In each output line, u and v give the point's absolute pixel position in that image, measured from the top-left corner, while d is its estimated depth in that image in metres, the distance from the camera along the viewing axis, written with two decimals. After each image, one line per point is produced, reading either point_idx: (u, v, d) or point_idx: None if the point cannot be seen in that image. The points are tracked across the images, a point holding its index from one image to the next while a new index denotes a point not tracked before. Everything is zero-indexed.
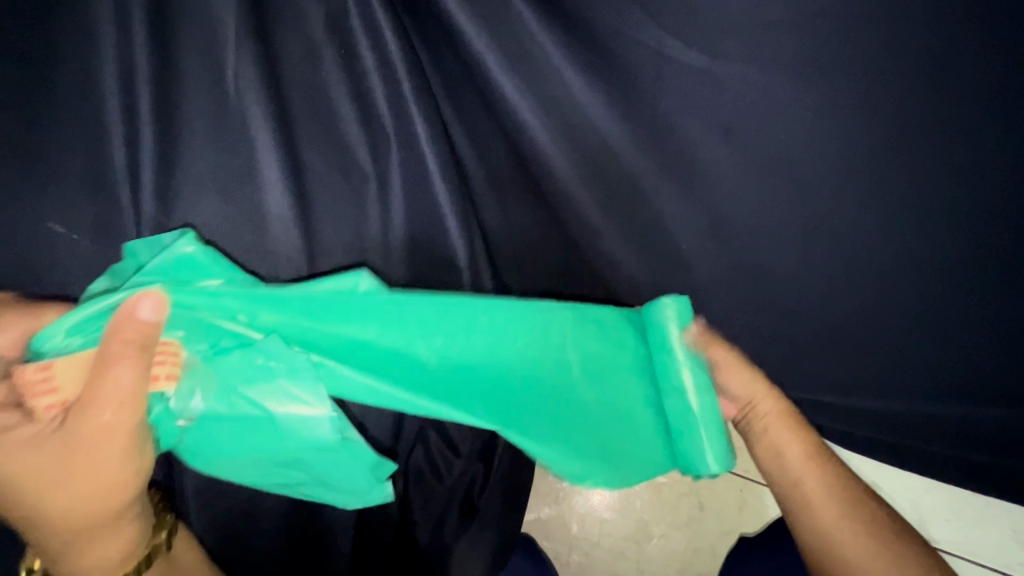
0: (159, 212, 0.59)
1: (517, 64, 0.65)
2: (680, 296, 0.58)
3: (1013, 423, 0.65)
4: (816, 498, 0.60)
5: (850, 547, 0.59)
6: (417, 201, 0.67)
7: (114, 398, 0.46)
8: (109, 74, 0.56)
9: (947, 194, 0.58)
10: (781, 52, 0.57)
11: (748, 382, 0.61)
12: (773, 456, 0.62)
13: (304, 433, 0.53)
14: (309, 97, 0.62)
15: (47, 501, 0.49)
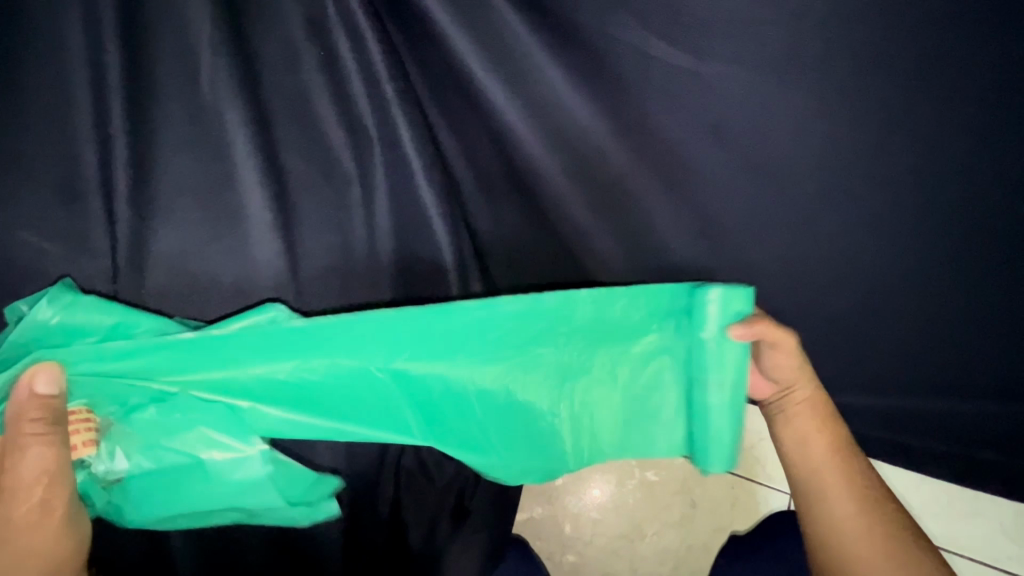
0: (128, 221, 0.55)
1: (500, 64, 0.62)
2: (745, 288, 0.53)
3: (993, 416, 0.67)
4: (831, 493, 0.58)
5: (859, 546, 0.57)
6: (402, 206, 0.64)
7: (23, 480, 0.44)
8: (73, 72, 0.52)
9: (937, 196, 0.58)
10: (768, 53, 0.55)
11: (795, 369, 0.58)
12: (795, 446, 0.60)
13: (234, 474, 0.52)
14: (289, 98, 0.59)
15: None
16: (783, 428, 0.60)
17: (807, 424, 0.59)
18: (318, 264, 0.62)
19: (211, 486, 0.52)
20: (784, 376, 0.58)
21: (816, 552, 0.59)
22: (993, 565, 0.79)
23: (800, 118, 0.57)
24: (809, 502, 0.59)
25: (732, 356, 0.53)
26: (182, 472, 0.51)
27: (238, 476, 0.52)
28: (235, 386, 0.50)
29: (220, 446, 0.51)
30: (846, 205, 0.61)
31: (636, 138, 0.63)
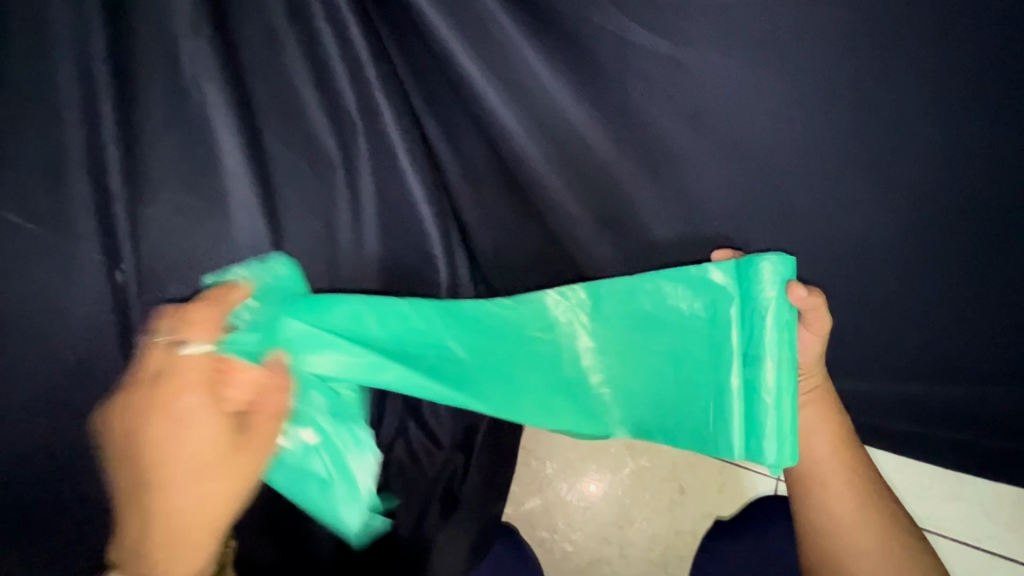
0: (90, 209, 0.51)
1: (483, 50, 0.62)
2: (784, 255, 0.51)
3: (963, 399, 0.70)
4: (831, 487, 0.59)
5: (854, 540, 0.58)
6: (389, 193, 0.65)
7: (272, 417, 0.46)
8: (33, 53, 0.49)
9: (918, 183, 0.58)
10: (749, 39, 0.55)
11: (807, 359, 0.58)
12: (802, 438, 0.60)
13: (357, 475, 0.52)
14: (271, 84, 0.58)
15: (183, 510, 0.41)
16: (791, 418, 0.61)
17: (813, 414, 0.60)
18: (305, 250, 0.62)
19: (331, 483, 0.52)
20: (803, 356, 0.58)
21: (809, 539, 0.60)
22: (973, 545, 0.80)
23: (785, 106, 0.57)
24: (812, 495, 0.59)
25: (778, 322, 0.51)
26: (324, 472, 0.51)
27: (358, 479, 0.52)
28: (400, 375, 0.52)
29: (352, 448, 0.52)
30: (829, 192, 0.61)
31: (619, 125, 0.63)
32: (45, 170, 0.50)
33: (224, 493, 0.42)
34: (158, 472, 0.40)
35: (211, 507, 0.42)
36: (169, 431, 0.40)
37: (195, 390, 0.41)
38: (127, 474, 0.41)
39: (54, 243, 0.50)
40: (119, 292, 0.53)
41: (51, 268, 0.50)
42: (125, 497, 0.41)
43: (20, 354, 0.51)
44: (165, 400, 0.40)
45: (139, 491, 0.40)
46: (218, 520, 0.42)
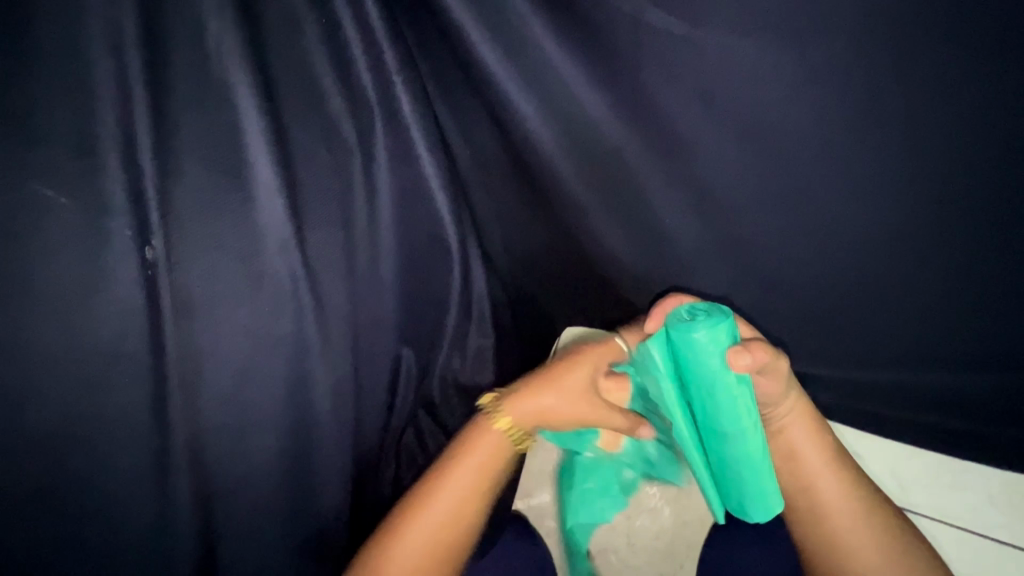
0: (121, 182, 0.53)
1: (497, 33, 0.63)
2: (721, 322, 0.54)
3: (987, 388, 0.68)
4: (824, 499, 0.61)
5: (855, 550, 0.60)
6: (404, 176, 0.68)
7: (595, 413, 0.69)
8: (65, 31, 0.51)
9: (935, 166, 0.57)
10: (761, 19, 0.55)
11: (780, 391, 0.59)
12: (788, 458, 0.62)
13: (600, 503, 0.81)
14: (293, 67, 0.60)
15: (528, 410, 0.68)
16: (774, 441, 0.62)
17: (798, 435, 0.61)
18: (323, 232, 0.63)
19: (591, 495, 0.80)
20: (768, 396, 0.59)
21: (809, 551, 0.62)
22: (977, 532, 0.81)
23: (797, 87, 0.57)
24: (806, 511, 0.61)
25: (736, 392, 0.56)
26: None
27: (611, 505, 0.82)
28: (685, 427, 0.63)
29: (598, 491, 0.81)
30: (839, 177, 0.61)
31: (630, 109, 0.64)
32: (78, 145, 0.51)
33: (556, 398, 0.68)
34: (542, 395, 0.68)
35: (522, 415, 0.68)
36: (574, 363, 0.69)
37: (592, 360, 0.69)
38: (578, 376, 0.68)
39: (86, 217, 0.52)
40: (148, 271, 0.55)
41: (84, 245, 0.52)
42: (550, 378, 0.68)
43: (52, 327, 0.52)
44: (608, 351, 0.69)
45: (554, 377, 0.68)
46: (543, 406, 0.68)
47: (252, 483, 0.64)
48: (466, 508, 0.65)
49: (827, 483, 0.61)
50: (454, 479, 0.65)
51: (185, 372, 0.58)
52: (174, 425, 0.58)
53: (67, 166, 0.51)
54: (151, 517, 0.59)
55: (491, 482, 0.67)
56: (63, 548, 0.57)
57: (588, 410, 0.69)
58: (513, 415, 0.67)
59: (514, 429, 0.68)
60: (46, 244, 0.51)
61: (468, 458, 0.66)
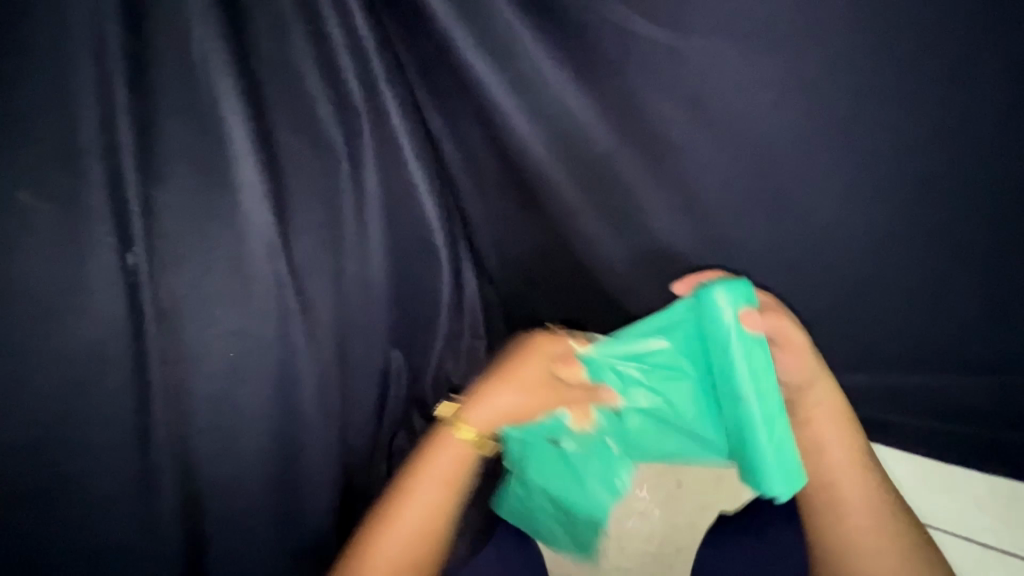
0: (103, 188, 0.52)
1: (486, 40, 0.63)
2: (742, 282, 0.59)
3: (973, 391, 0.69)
4: (845, 499, 0.61)
5: (866, 553, 0.60)
6: (394, 181, 0.68)
7: (552, 404, 0.66)
8: (48, 37, 0.50)
9: (916, 174, 0.59)
10: (744, 30, 0.57)
11: (805, 373, 0.62)
12: (813, 454, 0.63)
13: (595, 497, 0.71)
14: (280, 73, 0.60)
15: (486, 410, 0.67)
16: (802, 436, 0.64)
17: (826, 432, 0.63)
18: (311, 237, 0.63)
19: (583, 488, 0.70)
20: (793, 376, 0.63)
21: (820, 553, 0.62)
22: None
23: (780, 96, 0.59)
24: (824, 509, 0.62)
25: (749, 351, 0.58)
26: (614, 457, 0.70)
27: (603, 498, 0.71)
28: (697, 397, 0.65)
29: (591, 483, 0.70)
30: (822, 183, 0.62)
31: (618, 114, 0.65)
32: (60, 151, 0.51)
33: (517, 392, 0.67)
34: (503, 395, 0.67)
35: (484, 416, 0.67)
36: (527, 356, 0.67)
37: (545, 349, 0.67)
38: (534, 367, 0.67)
39: (67, 223, 0.52)
40: (131, 278, 0.54)
41: (66, 251, 0.52)
42: (505, 374, 0.67)
43: (33, 333, 0.52)
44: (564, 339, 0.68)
45: (507, 371, 0.67)
46: (505, 403, 0.67)
47: (237, 490, 0.64)
48: (443, 514, 0.64)
49: (850, 485, 0.62)
50: (423, 487, 0.64)
51: (171, 378, 0.57)
52: (159, 432, 0.58)
53: (50, 171, 0.51)
54: (134, 524, 0.59)
55: (463, 482, 0.66)
56: (42, 556, 0.56)
57: (553, 399, 0.67)
58: (474, 419, 0.67)
59: (480, 434, 0.66)
60: (26, 250, 0.51)
61: (435, 465, 0.65)
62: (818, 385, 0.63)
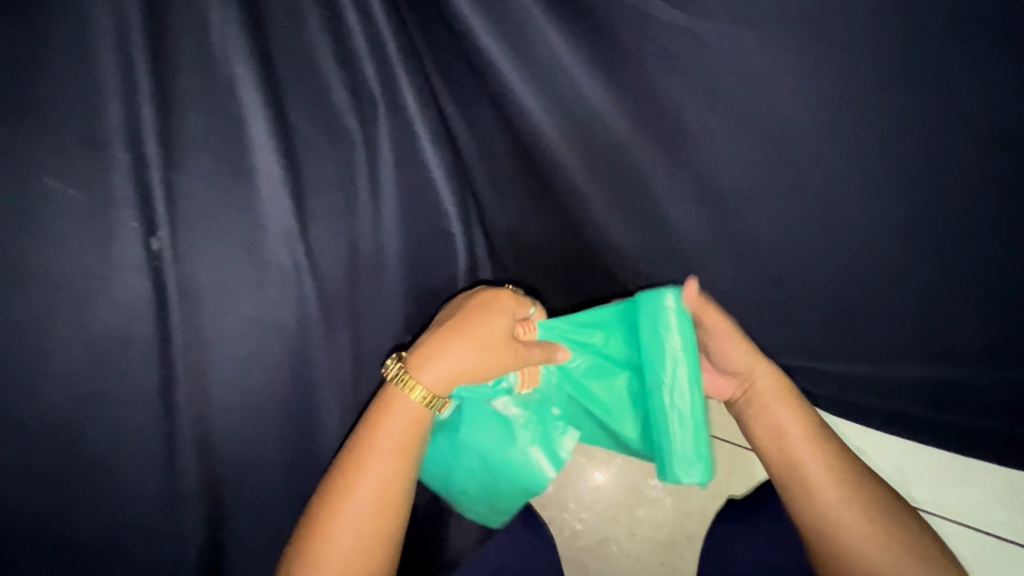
0: (126, 174, 0.54)
1: (501, 24, 0.63)
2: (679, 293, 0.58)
3: (1001, 386, 0.66)
4: (815, 482, 0.60)
5: (854, 538, 0.58)
6: (408, 167, 0.68)
7: (516, 358, 0.60)
8: (72, 25, 0.51)
9: (945, 165, 0.56)
10: (768, 13, 0.54)
11: (745, 359, 0.63)
12: (772, 436, 0.63)
13: (525, 459, 0.73)
14: (296, 59, 0.60)
15: (447, 365, 0.56)
16: (756, 419, 0.64)
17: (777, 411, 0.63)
18: (326, 223, 0.64)
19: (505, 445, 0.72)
20: (737, 365, 0.64)
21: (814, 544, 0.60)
22: (979, 529, 0.81)
23: (802, 81, 0.56)
24: (798, 494, 0.61)
25: (681, 358, 0.59)
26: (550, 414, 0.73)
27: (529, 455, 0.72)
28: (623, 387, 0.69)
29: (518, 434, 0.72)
30: (845, 172, 0.60)
31: (634, 100, 0.64)
32: (84, 137, 0.52)
33: (477, 350, 0.57)
34: (467, 347, 0.57)
35: (442, 374, 0.56)
36: (487, 310, 0.60)
37: (504, 302, 0.61)
38: (497, 325, 0.59)
39: (91, 207, 0.53)
40: (155, 261, 0.56)
41: (91, 235, 0.53)
42: (464, 329, 0.57)
43: (61, 314, 0.54)
44: (520, 300, 0.63)
45: (466, 326, 0.58)
46: (463, 363, 0.57)
47: (256, 468, 0.66)
48: (392, 492, 0.56)
49: (814, 465, 0.61)
50: (373, 462, 0.55)
51: (192, 360, 0.59)
52: (182, 411, 0.59)
53: (73, 158, 0.52)
54: (160, 498, 0.61)
55: (415, 453, 0.58)
56: (77, 524, 0.59)
57: (512, 360, 0.59)
58: (427, 381, 0.56)
59: (432, 398, 0.57)
60: (53, 234, 0.52)
61: (383, 438, 0.56)
62: (759, 367, 0.64)
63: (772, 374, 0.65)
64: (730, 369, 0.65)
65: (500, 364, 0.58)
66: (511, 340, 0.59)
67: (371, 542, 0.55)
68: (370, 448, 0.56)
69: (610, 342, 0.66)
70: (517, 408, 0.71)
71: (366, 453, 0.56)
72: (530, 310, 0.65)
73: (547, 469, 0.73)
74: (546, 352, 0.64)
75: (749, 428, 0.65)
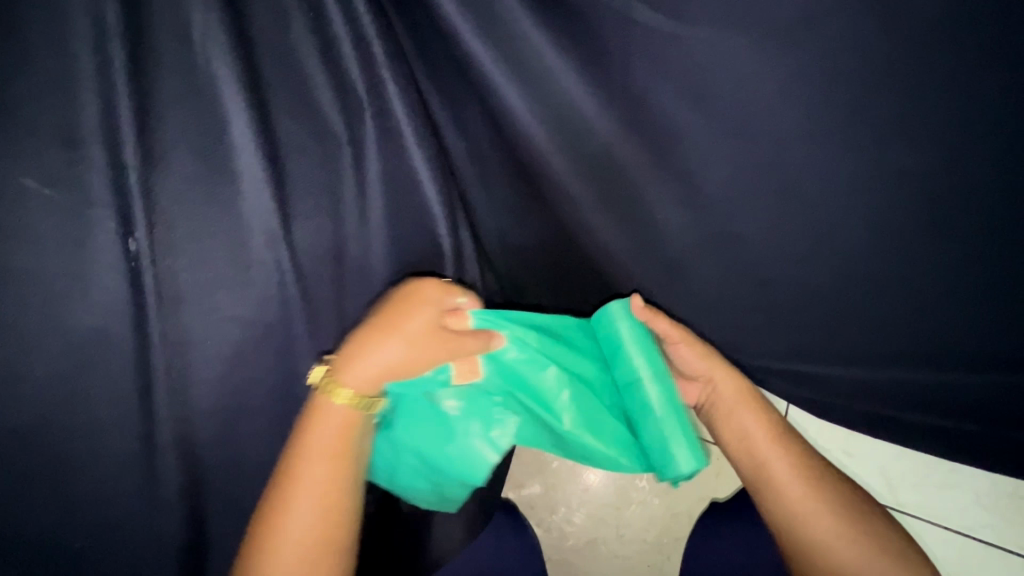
0: (105, 174, 0.53)
1: (487, 26, 0.62)
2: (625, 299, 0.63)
3: (981, 389, 0.67)
4: (783, 484, 0.61)
5: (827, 541, 0.59)
6: (394, 168, 0.67)
7: (443, 349, 0.58)
8: (49, 23, 0.51)
9: (924, 170, 0.57)
10: (751, 19, 0.55)
11: (702, 360, 0.65)
12: (738, 439, 0.64)
13: (474, 461, 0.64)
14: (280, 59, 0.59)
15: (369, 364, 0.56)
16: (721, 422, 0.65)
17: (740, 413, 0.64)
18: (311, 223, 0.63)
19: (451, 446, 0.64)
20: (696, 368, 0.66)
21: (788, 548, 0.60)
22: (963, 533, 0.81)
23: (785, 87, 0.57)
24: (767, 497, 0.61)
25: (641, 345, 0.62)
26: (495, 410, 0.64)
27: (481, 457, 0.64)
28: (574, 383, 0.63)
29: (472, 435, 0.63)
30: (828, 177, 0.60)
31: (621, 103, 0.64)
32: (62, 137, 0.52)
33: (402, 346, 0.56)
34: (386, 343, 0.56)
35: (367, 374, 0.56)
36: (408, 302, 0.58)
37: (426, 291, 0.59)
38: (421, 319, 0.57)
39: (69, 207, 0.52)
40: (133, 261, 0.55)
41: (69, 235, 0.53)
42: (387, 327, 0.56)
43: (39, 316, 0.53)
44: (448, 287, 0.60)
45: (390, 323, 0.57)
46: (389, 360, 0.56)
47: (238, 470, 0.65)
48: (333, 494, 0.56)
49: (778, 466, 0.62)
50: (309, 469, 0.55)
51: (171, 362, 0.58)
52: (161, 413, 0.59)
53: (51, 157, 0.51)
54: (139, 500, 0.60)
55: (354, 456, 0.58)
56: (54, 527, 0.59)
57: (441, 354, 0.58)
58: (352, 382, 0.56)
59: (360, 398, 0.56)
60: (31, 235, 0.52)
61: (317, 446, 0.56)
62: (716, 370, 0.66)
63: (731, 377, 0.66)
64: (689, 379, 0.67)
65: (425, 357, 0.57)
66: (435, 331, 0.57)
67: (319, 546, 0.55)
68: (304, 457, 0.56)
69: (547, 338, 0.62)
70: (452, 399, 0.63)
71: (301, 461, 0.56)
72: (460, 299, 0.59)
73: (488, 461, 0.64)
74: (479, 342, 0.60)
75: (716, 432, 0.66)
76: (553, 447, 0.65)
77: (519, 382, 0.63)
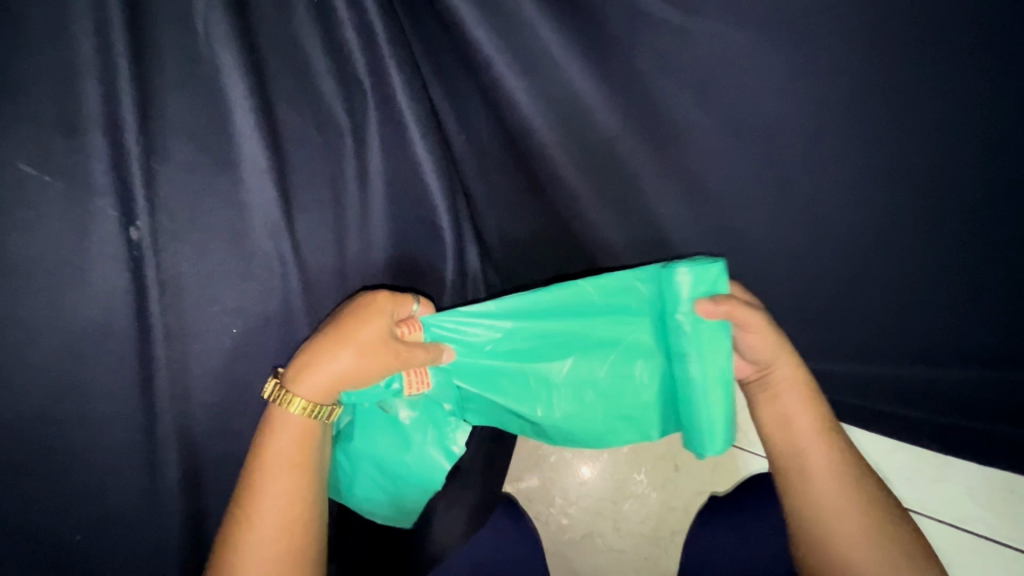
0: (107, 163, 0.53)
1: (492, 16, 0.62)
2: (714, 262, 0.58)
3: (980, 386, 0.67)
4: (814, 472, 0.61)
5: (841, 527, 0.60)
6: (396, 160, 0.66)
7: (398, 358, 0.56)
8: (50, 9, 0.50)
9: (927, 166, 0.57)
10: (757, 12, 0.55)
11: (772, 349, 0.61)
12: (781, 425, 0.62)
13: (428, 468, 0.66)
14: (283, 49, 0.59)
15: (322, 373, 0.54)
16: (765, 406, 0.63)
17: (790, 400, 0.62)
18: (312, 214, 0.63)
19: (405, 455, 0.66)
20: (762, 355, 0.61)
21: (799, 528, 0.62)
22: (959, 527, 0.82)
23: (790, 81, 0.57)
24: (795, 481, 0.62)
25: (710, 333, 0.58)
26: (447, 422, 0.66)
27: (434, 464, 0.66)
28: (588, 366, 0.65)
29: (428, 444, 0.66)
30: (831, 172, 0.60)
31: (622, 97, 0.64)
32: (64, 125, 0.51)
33: (353, 356, 0.54)
34: (339, 352, 0.54)
35: (320, 382, 0.54)
36: (361, 311, 0.55)
37: (381, 302, 0.57)
38: (375, 326, 0.55)
39: (70, 196, 0.52)
40: (135, 251, 0.55)
41: (70, 224, 0.53)
42: (339, 335, 0.54)
43: (40, 304, 0.53)
44: (401, 298, 0.59)
45: (340, 333, 0.54)
46: (340, 371, 0.54)
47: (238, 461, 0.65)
48: (298, 507, 0.55)
49: (817, 454, 0.61)
50: (268, 483, 0.54)
51: (172, 352, 0.58)
52: (162, 404, 0.59)
53: (52, 145, 0.51)
54: (140, 491, 0.60)
55: (315, 467, 0.57)
56: (53, 516, 0.59)
57: (394, 362, 0.56)
58: (305, 393, 0.54)
59: (314, 408, 0.55)
60: (33, 223, 0.52)
61: (273, 456, 0.55)
62: (781, 358, 0.62)
63: (793, 365, 0.62)
64: (752, 358, 0.62)
65: (380, 367, 0.55)
66: (391, 340, 0.56)
67: (284, 560, 0.55)
68: (262, 472, 0.55)
69: (566, 320, 0.63)
70: (406, 409, 0.65)
71: (259, 476, 0.55)
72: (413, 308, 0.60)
73: (443, 467, 0.67)
74: (433, 355, 0.60)
75: (759, 412, 0.64)
76: (535, 436, 0.67)
77: (488, 382, 0.64)
